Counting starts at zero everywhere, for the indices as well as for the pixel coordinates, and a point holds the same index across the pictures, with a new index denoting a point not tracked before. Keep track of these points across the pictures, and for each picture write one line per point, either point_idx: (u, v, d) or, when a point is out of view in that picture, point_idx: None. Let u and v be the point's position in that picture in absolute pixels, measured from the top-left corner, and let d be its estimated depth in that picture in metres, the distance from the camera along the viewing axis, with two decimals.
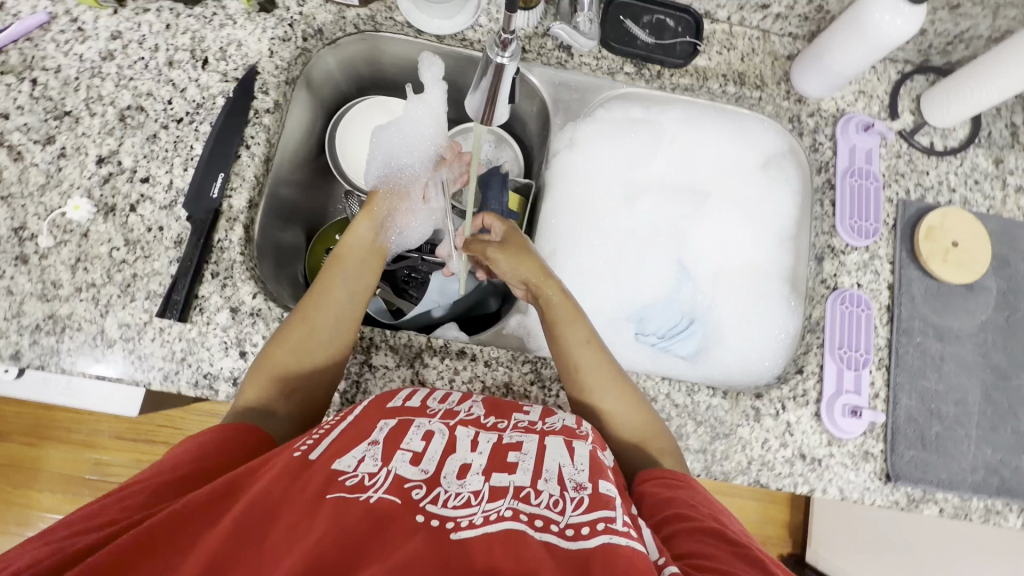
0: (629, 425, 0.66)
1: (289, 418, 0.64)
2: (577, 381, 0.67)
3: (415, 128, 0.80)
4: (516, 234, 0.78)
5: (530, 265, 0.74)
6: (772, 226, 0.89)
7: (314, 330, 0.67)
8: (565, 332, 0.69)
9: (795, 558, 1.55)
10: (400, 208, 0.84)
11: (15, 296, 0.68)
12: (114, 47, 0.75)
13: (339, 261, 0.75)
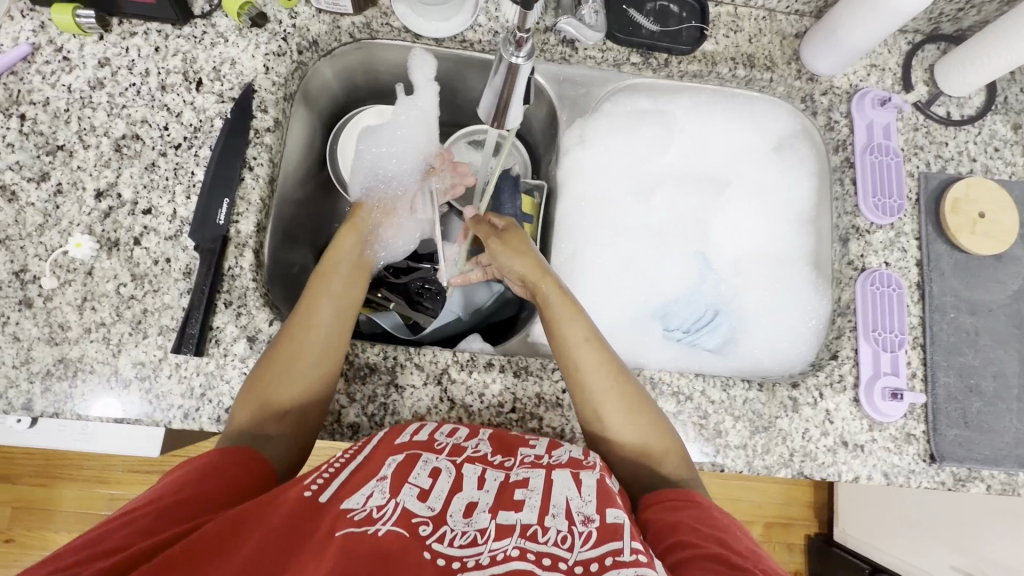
0: (634, 429, 0.62)
1: (285, 441, 0.60)
2: (578, 383, 0.64)
3: (405, 133, 0.82)
4: (511, 230, 0.74)
5: (527, 263, 0.70)
6: (791, 209, 0.87)
7: (303, 349, 0.63)
8: (564, 334, 0.65)
9: (823, 538, 1.55)
10: (387, 220, 0.81)
11: (22, 342, 0.65)
12: (102, 74, 0.72)
13: (324, 273, 0.69)
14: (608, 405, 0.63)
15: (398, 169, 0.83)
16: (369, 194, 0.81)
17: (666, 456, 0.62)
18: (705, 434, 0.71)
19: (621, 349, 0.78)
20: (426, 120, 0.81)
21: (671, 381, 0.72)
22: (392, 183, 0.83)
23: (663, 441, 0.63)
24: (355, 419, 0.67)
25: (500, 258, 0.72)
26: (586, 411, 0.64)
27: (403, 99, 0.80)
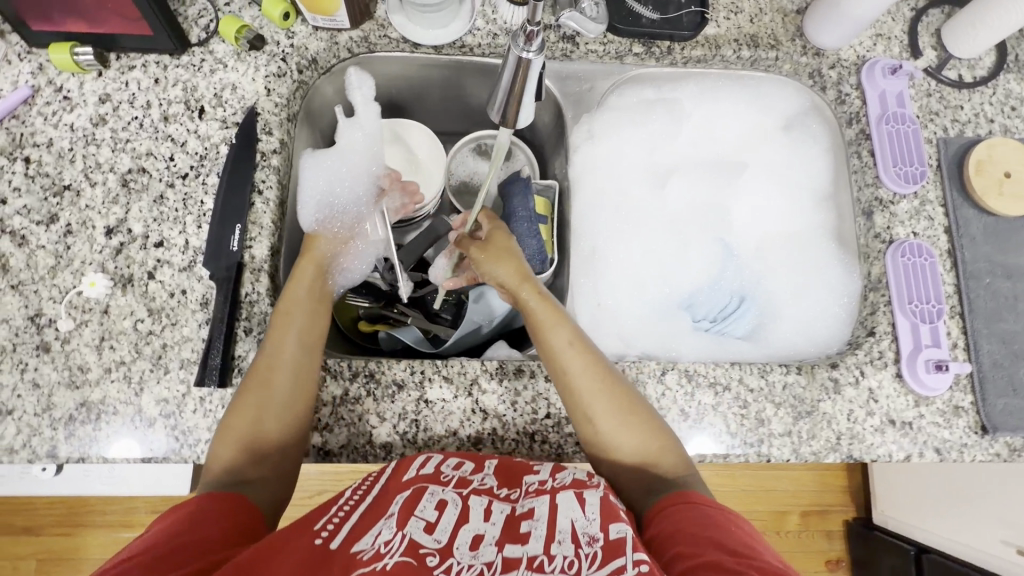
0: (628, 430, 0.60)
1: (268, 484, 0.58)
2: (567, 389, 0.62)
3: (353, 154, 0.79)
4: (493, 240, 0.73)
5: (507, 272, 0.69)
6: (808, 187, 0.85)
7: (276, 388, 0.60)
8: (548, 339, 0.64)
9: (863, 523, 1.51)
10: (343, 250, 0.75)
11: (42, 388, 0.63)
12: (104, 111, 0.71)
13: (284, 314, 0.64)
14: (599, 410, 0.60)
15: (352, 194, 0.78)
16: (320, 223, 0.75)
17: (665, 458, 0.60)
18: (747, 424, 0.69)
19: (651, 345, 0.76)
20: (370, 139, 0.80)
21: (707, 372, 0.70)
22: (345, 210, 0.77)
23: (660, 442, 0.60)
24: (387, 439, 0.65)
25: (487, 268, 0.71)
26: (578, 418, 0.62)
27: (342, 122, 0.79)
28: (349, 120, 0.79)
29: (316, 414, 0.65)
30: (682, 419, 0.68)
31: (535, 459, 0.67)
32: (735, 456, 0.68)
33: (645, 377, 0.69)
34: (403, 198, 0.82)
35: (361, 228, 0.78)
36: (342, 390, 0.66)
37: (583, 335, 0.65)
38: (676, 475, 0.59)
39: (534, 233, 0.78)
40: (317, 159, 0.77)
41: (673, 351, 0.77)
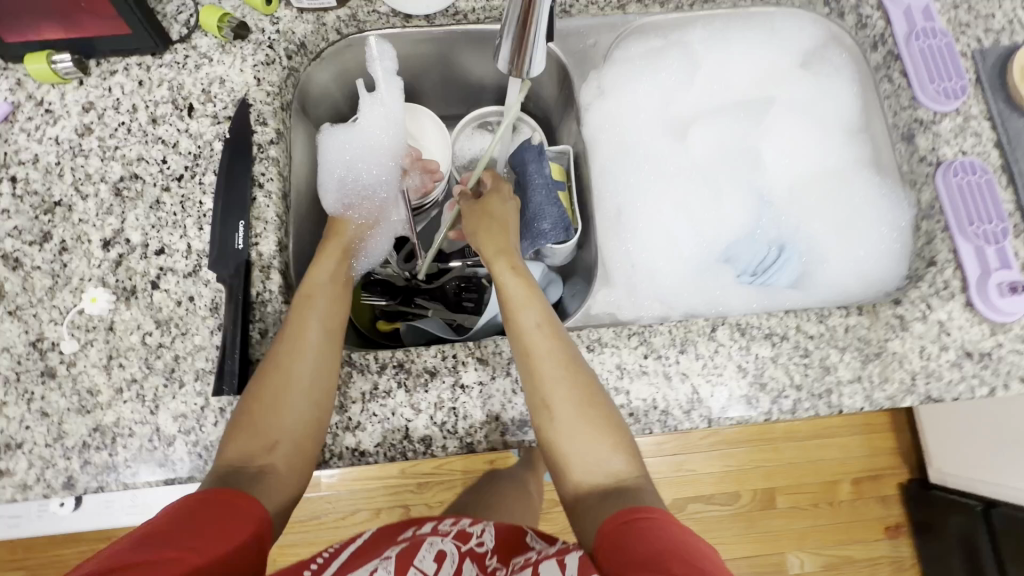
0: (586, 422, 0.55)
1: (281, 481, 0.53)
2: (527, 371, 0.57)
3: (374, 134, 0.79)
4: (488, 202, 0.73)
5: (495, 240, 0.68)
6: (837, 121, 0.80)
7: (290, 371, 0.56)
8: (517, 316, 0.61)
9: (919, 483, 1.40)
10: (369, 235, 0.76)
11: (50, 417, 0.59)
12: (88, 120, 0.67)
13: (307, 295, 0.63)
14: (557, 397, 0.56)
15: (375, 176, 0.79)
16: (346, 209, 0.76)
17: (620, 461, 0.55)
18: (813, 374, 0.63)
19: (695, 302, 0.72)
20: (391, 119, 0.79)
21: (761, 323, 0.64)
22: (368, 194, 0.78)
23: (617, 444, 0.55)
24: (426, 432, 0.60)
25: (477, 235, 0.70)
26: (534, 403, 0.57)
27: (365, 96, 0.77)
28: (371, 96, 0.77)
29: (346, 412, 0.60)
30: (740, 375, 0.63)
31: None
32: (803, 410, 0.63)
33: (695, 335, 0.64)
34: (422, 178, 0.81)
35: (386, 214, 0.78)
36: (371, 385, 0.61)
37: (554, 317, 0.61)
38: (629, 481, 0.54)
39: (553, 200, 0.74)
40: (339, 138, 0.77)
41: (721, 306, 0.71)
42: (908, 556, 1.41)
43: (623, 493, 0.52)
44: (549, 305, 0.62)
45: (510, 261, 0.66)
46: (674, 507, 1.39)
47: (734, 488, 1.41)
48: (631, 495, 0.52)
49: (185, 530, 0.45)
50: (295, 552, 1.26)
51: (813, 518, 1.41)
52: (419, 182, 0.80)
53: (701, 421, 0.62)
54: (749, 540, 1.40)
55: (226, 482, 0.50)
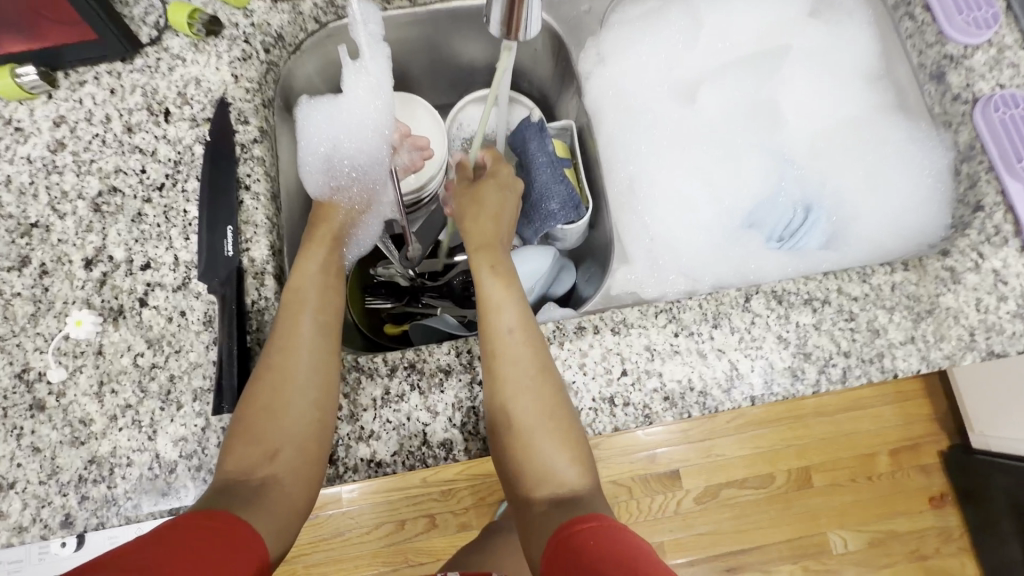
0: (547, 429, 0.53)
1: (284, 495, 0.50)
2: (493, 376, 0.54)
3: (359, 109, 0.71)
4: (482, 180, 0.68)
5: (485, 225, 0.64)
6: (855, 67, 0.74)
7: (286, 374, 0.54)
8: (490, 316, 0.57)
9: (962, 448, 1.32)
10: (360, 220, 0.72)
11: (43, 452, 0.55)
12: (60, 134, 0.63)
13: (296, 293, 0.59)
14: (521, 404, 0.53)
15: (364, 155, 0.73)
16: (333, 192, 0.72)
17: (574, 473, 0.53)
18: (861, 338, 0.58)
19: (726, 273, 0.67)
20: (378, 90, 0.70)
21: (799, 289, 0.59)
22: (358, 174, 0.73)
23: (574, 455, 0.53)
24: (446, 435, 0.56)
25: (467, 218, 0.66)
26: (494, 409, 0.54)
27: (348, 65, 0.68)
28: (354, 65, 0.68)
29: (358, 421, 0.56)
30: (781, 346, 0.58)
31: (620, 428, 0.56)
32: (854, 379, 0.57)
33: (727, 308, 0.59)
34: (411, 155, 0.77)
35: (374, 194, 0.74)
36: (382, 390, 0.56)
37: (532, 319, 0.57)
38: (581, 493, 0.52)
39: (559, 178, 0.70)
40: (324, 114, 0.71)
41: (754, 275, 0.67)
42: (956, 526, 1.33)
43: (573, 504, 0.50)
44: (527, 303, 0.58)
45: (494, 249, 0.63)
46: (707, 494, 1.32)
47: (768, 469, 1.33)
48: (579, 507, 0.50)
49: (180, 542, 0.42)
50: (320, 572, 1.22)
51: (853, 494, 1.34)
52: (407, 159, 0.77)
53: (744, 399, 0.57)
54: (787, 522, 1.31)
55: (225, 500, 0.47)
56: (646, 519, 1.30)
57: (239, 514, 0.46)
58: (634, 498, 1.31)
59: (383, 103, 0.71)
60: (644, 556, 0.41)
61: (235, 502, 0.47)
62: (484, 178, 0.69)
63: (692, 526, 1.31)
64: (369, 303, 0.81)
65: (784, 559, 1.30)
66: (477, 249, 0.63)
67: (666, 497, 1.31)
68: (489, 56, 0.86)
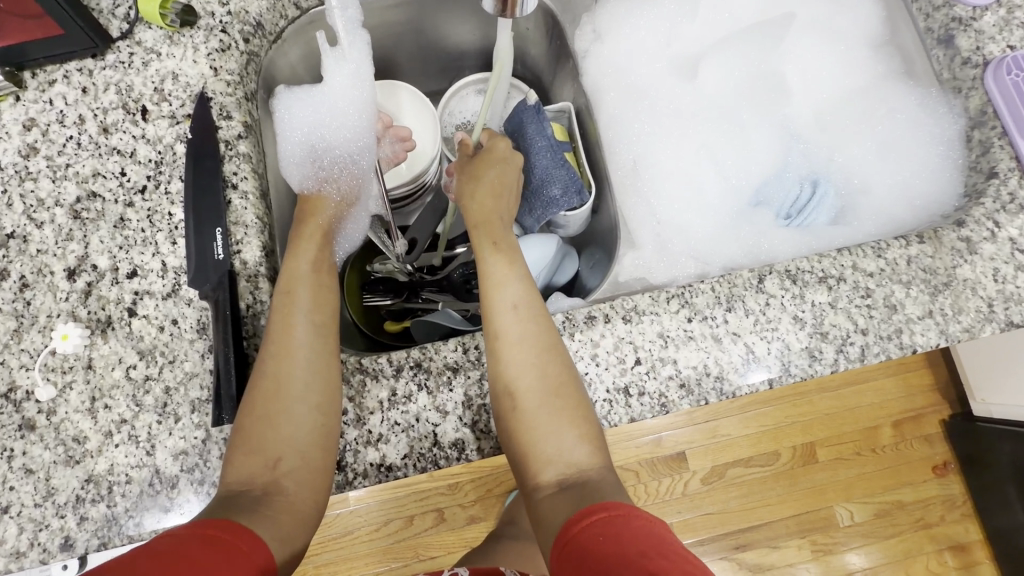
0: (553, 407, 0.51)
1: (287, 505, 0.48)
2: (494, 355, 0.52)
3: (342, 97, 0.69)
4: (481, 157, 0.66)
5: (484, 202, 0.63)
6: (859, 34, 0.72)
7: (281, 384, 0.51)
8: (492, 294, 0.55)
9: (963, 417, 1.32)
10: (348, 213, 0.68)
11: (36, 473, 0.52)
12: (32, 138, 0.60)
13: (286, 291, 0.55)
14: (524, 384, 0.51)
15: (351, 143, 0.70)
16: (321, 184, 0.68)
17: (583, 452, 0.50)
18: (878, 315, 0.56)
19: (736, 253, 0.66)
20: (360, 76, 0.69)
21: (813, 267, 0.58)
22: (346, 164, 0.69)
23: (583, 433, 0.50)
24: (457, 435, 0.54)
25: (467, 198, 0.64)
26: (496, 390, 0.52)
27: (326, 52, 0.67)
28: (333, 52, 0.67)
29: (365, 425, 0.54)
30: (798, 327, 0.56)
31: (636, 419, 0.55)
32: (873, 356, 0.56)
33: (741, 290, 0.57)
34: (394, 146, 0.74)
35: (360, 187, 0.69)
36: (389, 391, 0.54)
37: (537, 294, 0.55)
38: (591, 473, 0.49)
39: (560, 162, 0.68)
40: (305, 103, 0.69)
41: (766, 255, 0.65)
42: (959, 493, 1.34)
43: (582, 486, 0.48)
44: (531, 279, 0.57)
45: (495, 227, 0.61)
46: (714, 474, 1.31)
47: (773, 446, 1.33)
48: (589, 487, 0.47)
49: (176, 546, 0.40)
50: (330, 572, 1.21)
51: (858, 467, 1.34)
52: (389, 151, 0.74)
53: (762, 382, 0.55)
54: (794, 498, 1.31)
55: (227, 508, 0.45)
56: (654, 502, 1.30)
57: (239, 522, 0.43)
58: (641, 481, 1.31)
59: (366, 89, 0.69)
60: (659, 549, 0.39)
61: (237, 510, 0.45)
62: (482, 154, 0.66)
63: (700, 506, 1.30)
64: (368, 301, 0.79)
65: (792, 534, 1.30)
66: (478, 228, 0.61)
67: (673, 479, 1.31)
68: (479, 39, 0.83)
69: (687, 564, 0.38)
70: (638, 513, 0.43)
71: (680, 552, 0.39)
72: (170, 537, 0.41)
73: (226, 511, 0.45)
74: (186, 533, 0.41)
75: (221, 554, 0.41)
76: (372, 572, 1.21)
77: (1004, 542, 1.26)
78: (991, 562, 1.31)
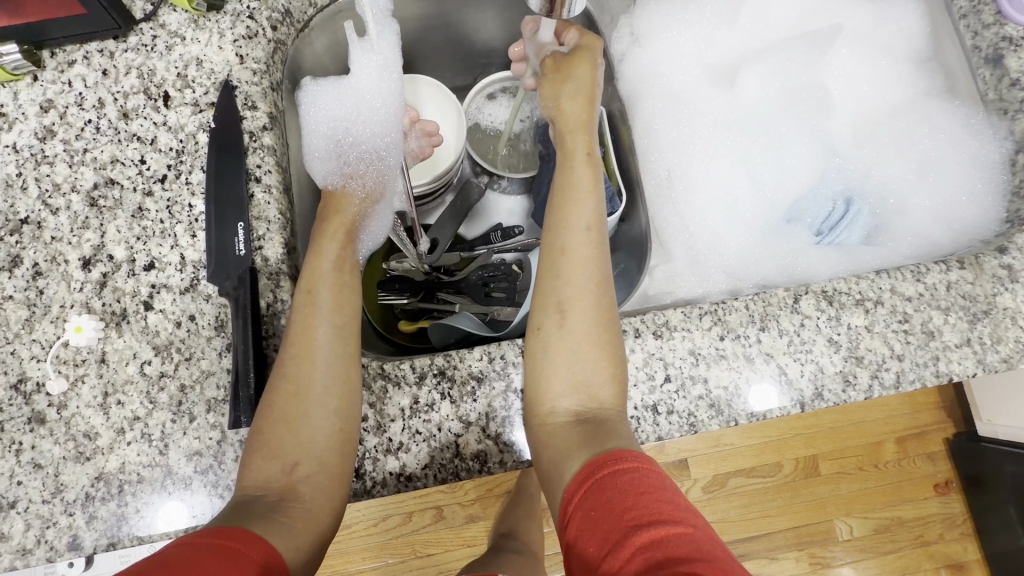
0: (594, 337, 0.49)
1: (302, 512, 0.46)
2: (554, 264, 0.51)
3: (370, 91, 0.68)
4: (576, 62, 0.64)
5: (577, 108, 0.61)
6: (902, 50, 0.70)
7: (302, 385, 0.49)
8: (567, 204, 0.54)
9: (967, 436, 1.30)
10: (372, 210, 0.65)
11: (45, 469, 0.51)
12: (49, 120, 0.58)
13: (310, 290, 0.54)
14: (577, 306, 0.50)
15: (380, 138, 0.68)
16: (345, 179, 0.65)
17: (609, 392, 0.48)
18: (915, 341, 0.55)
19: (771, 271, 0.65)
20: (388, 67, 0.68)
21: (850, 288, 0.56)
22: (371, 159, 0.67)
23: (616, 378, 0.49)
24: (479, 447, 0.52)
25: (559, 103, 0.62)
26: (546, 302, 0.50)
27: (355, 44, 0.67)
28: (360, 43, 0.67)
29: (385, 433, 0.52)
30: (831, 350, 0.55)
31: (664, 437, 0.53)
32: (908, 383, 0.54)
33: (775, 309, 0.55)
34: (420, 141, 0.73)
35: (385, 182, 0.67)
36: (411, 399, 0.53)
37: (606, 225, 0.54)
38: (611, 414, 0.47)
39: None
40: (331, 97, 0.67)
41: (802, 273, 0.65)
42: (960, 512, 1.33)
43: (598, 423, 0.46)
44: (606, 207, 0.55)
45: (590, 134, 0.59)
46: (717, 483, 1.30)
47: (777, 458, 1.32)
48: (605, 429, 0.46)
49: (188, 556, 0.37)
50: (327, 565, 1.20)
51: (862, 482, 1.33)
52: (416, 145, 0.73)
53: (793, 405, 0.54)
54: (796, 511, 1.30)
55: (240, 515, 0.43)
56: None
57: (253, 531, 0.41)
58: None
59: (393, 83, 0.68)
60: (648, 512, 0.37)
61: (249, 516, 0.43)
62: (581, 61, 0.63)
63: None
64: (382, 300, 0.76)
65: (791, 546, 1.29)
66: (568, 132, 0.60)
67: None
68: (510, 36, 0.81)
69: (681, 522, 0.36)
70: (619, 472, 0.40)
71: (672, 509, 0.37)
72: (181, 546, 0.39)
73: (241, 516, 0.43)
74: (198, 542, 0.39)
75: (230, 566, 0.38)
76: (370, 567, 1.20)
77: (1003, 564, 1.25)
78: None
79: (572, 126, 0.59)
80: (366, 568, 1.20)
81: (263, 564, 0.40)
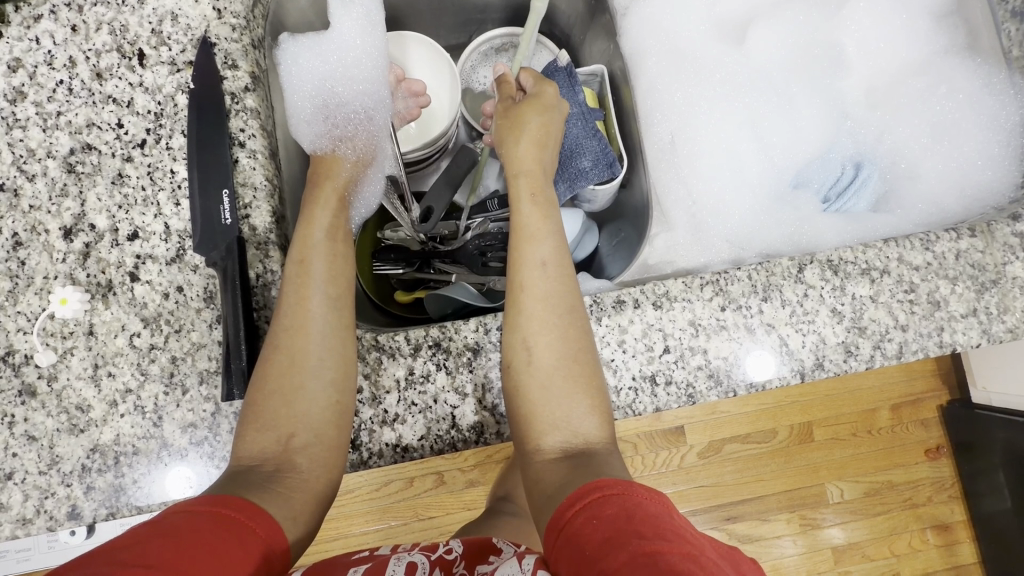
0: (563, 374, 0.48)
1: (300, 482, 0.45)
2: (516, 304, 0.50)
3: (352, 49, 0.64)
4: (525, 101, 0.61)
5: (524, 151, 0.58)
6: (920, 4, 0.67)
7: (297, 357, 0.48)
8: (524, 245, 0.53)
9: (961, 403, 1.31)
10: (364, 175, 0.63)
11: (39, 441, 0.50)
12: (18, 81, 0.55)
13: (301, 262, 0.52)
14: (544, 341, 0.49)
15: (369, 98, 0.65)
16: (334, 143, 0.63)
17: (592, 425, 0.48)
18: (920, 311, 0.54)
19: (777, 240, 0.64)
20: (371, 22, 0.63)
21: (857, 258, 0.54)
22: (361, 121, 0.65)
23: (595, 406, 0.48)
24: (476, 418, 0.52)
25: (508, 144, 0.59)
26: (512, 339, 0.50)
27: None
28: None
29: (381, 404, 0.52)
30: (835, 321, 0.54)
31: (661, 408, 0.53)
32: (911, 354, 0.54)
33: (779, 279, 0.54)
34: (407, 102, 0.70)
35: (375, 148, 0.64)
36: (406, 370, 0.52)
37: (568, 256, 0.53)
38: (597, 447, 0.47)
39: (592, 131, 0.65)
40: (313, 54, 0.63)
41: (808, 242, 0.63)
42: (949, 476, 1.36)
43: (586, 458, 0.45)
44: (566, 239, 0.54)
45: (539, 175, 0.57)
46: (712, 449, 1.32)
47: (772, 424, 1.33)
48: (593, 461, 0.45)
49: (187, 530, 0.37)
50: (330, 528, 1.22)
51: (854, 447, 1.34)
52: (404, 107, 0.70)
53: (792, 375, 0.53)
54: (789, 475, 1.33)
55: (235, 485, 0.43)
56: (650, 474, 1.31)
57: (252, 501, 0.41)
58: (638, 453, 1.31)
59: (378, 40, 0.64)
60: (656, 528, 0.36)
61: (245, 487, 0.42)
62: (527, 98, 0.61)
63: (695, 479, 1.31)
64: (379, 270, 0.75)
65: (782, 508, 1.32)
66: (516, 178, 0.57)
67: (670, 452, 1.31)
68: None
69: (687, 544, 0.36)
70: (635, 490, 0.40)
71: (681, 531, 0.37)
72: (181, 514, 0.38)
73: (238, 487, 0.42)
74: (198, 511, 0.39)
75: (232, 540, 0.38)
76: (372, 529, 1.23)
77: (987, 524, 1.29)
78: (973, 543, 1.35)
79: (520, 170, 0.56)
80: (369, 530, 1.23)
81: (261, 536, 0.40)
